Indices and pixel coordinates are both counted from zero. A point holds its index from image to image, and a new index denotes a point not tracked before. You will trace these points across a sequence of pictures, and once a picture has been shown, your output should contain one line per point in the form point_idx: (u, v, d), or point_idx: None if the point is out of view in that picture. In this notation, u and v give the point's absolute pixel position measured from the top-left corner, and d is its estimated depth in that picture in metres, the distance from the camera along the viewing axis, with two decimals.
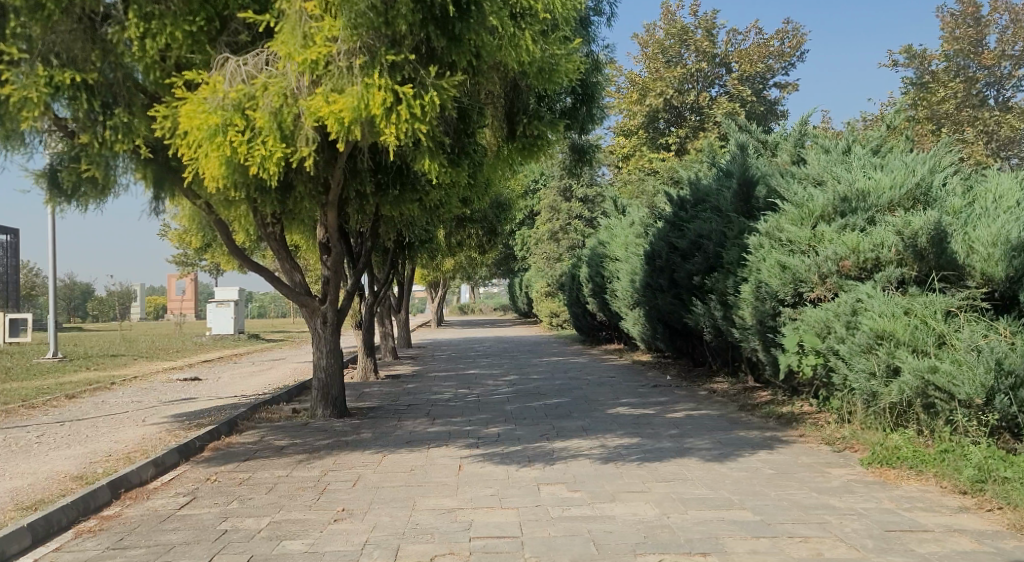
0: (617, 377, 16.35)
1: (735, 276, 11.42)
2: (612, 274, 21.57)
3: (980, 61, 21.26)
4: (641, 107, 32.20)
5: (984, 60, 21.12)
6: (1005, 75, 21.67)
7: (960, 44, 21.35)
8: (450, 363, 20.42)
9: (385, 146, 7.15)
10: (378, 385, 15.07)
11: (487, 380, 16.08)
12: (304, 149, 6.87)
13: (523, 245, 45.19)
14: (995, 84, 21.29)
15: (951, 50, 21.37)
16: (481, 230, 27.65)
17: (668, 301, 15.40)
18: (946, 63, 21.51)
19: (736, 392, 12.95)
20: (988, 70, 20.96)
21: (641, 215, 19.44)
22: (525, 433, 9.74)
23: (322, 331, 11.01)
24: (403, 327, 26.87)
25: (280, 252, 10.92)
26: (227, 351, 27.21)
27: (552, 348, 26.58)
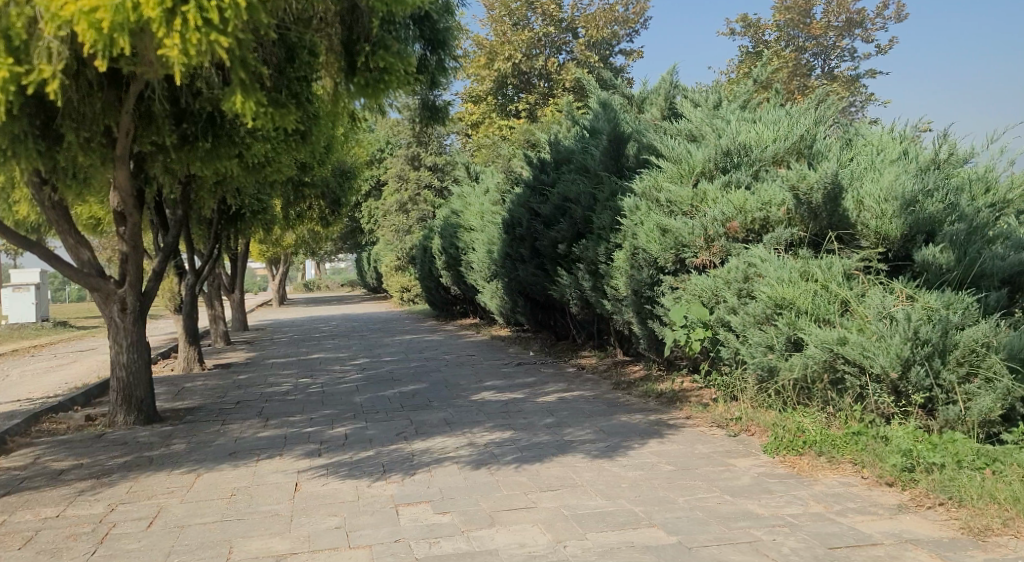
0: (477, 355, 15.11)
1: (607, 242, 10.38)
2: (467, 245, 20.28)
3: (809, 32, 22.17)
4: (489, 72, 30.90)
5: (812, 31, 22.05)
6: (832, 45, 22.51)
7: (790, 15, 22.10)
8: (291, 347, 18.48)
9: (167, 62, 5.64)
10: (204, 378, 13.07)
11: (333, 366, 14.40)
12: (44, 64, 5.48)
13: (369, 218, 43.09)
14: (821, 55, 22.52)
15: (781, 20, 22.20)
16: (323, 201, 25.54)
17: (530, 272, 14.27)
18: (777, 34, 22.40)
19: (607, 367, 12.02)
20: (817, 42, 22.23)
21: (497, 181, 18.20)
22: (378, 433, 8.28)
23: (121, 320, 9.04)
24: (238, 309, 24.47)
25: (62, 224, 8.88)
26: (29, 342, 23.76)
27: (404, 324, 25.07)
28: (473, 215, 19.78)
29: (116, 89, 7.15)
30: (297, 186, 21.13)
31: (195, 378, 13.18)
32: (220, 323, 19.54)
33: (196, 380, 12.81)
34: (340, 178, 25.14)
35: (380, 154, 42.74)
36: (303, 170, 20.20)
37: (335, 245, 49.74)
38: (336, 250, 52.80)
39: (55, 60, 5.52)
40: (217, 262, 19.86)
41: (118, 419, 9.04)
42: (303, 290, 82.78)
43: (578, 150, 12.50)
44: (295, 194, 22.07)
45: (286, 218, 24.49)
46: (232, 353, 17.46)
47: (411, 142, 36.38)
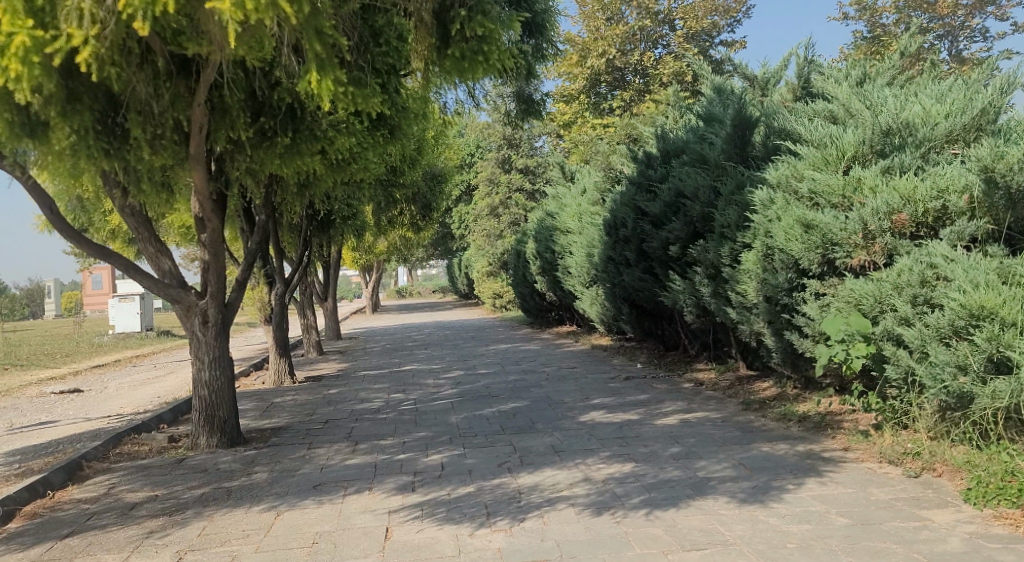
0: (579, 368, 14.01)
1: (734, 242, 9.12)
2: (564, 249, 19.24)
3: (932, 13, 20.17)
4: (582, 70, 29.73)
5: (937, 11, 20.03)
6: (959, 26, 20.49)
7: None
8: (383, 357, 17.80)
9: (226, 23, 5.02)
10: (294, 392, 12.42)
11: (426, 379, 13.56)
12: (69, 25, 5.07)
13: (460, 224, 42.52)
14: (948, 35, 20.51)
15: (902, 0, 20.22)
16: (414, 206, 24.93)
17: (638, 277, 13.10)
18: (897, 15, 20.45)
19: (729, 384, 10.74)
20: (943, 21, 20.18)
21: (596, 180, 17.08)
22: (479, 462, 7.30)
23: (202, 334, 8.32)
24: (331, 317, 24.11)
25: (140, 231, 8.21)
26: (130, 352, 23.94)
27: (498, 332, 24.19)
28: (570, 218, 18.71)
29: (186, 77, 6.44)
30: (387, 190, 20.55)
31: (285, 392, 12.56)
32: (312, 332, 19.07)
33: (286, 395, 12.17)
34: (431, 181, 24.49)
35: (471, 158, 42.13)
36: (393, 171, 19.57)
37: (426, 251, 49.48)
38: (427, 255, 52.58)
39: (85, 23, 5.07)
40: (308, 269, 19.42)
41: (200, 441, 8.32)
42: (395, 296, 83.43)
43: (692, 140, 11.28)
44: (385, 198, 21.50)
45: (377, 223, 23.97)
46: (323, 364, 16.91)
47: (502, 145, 35.53)
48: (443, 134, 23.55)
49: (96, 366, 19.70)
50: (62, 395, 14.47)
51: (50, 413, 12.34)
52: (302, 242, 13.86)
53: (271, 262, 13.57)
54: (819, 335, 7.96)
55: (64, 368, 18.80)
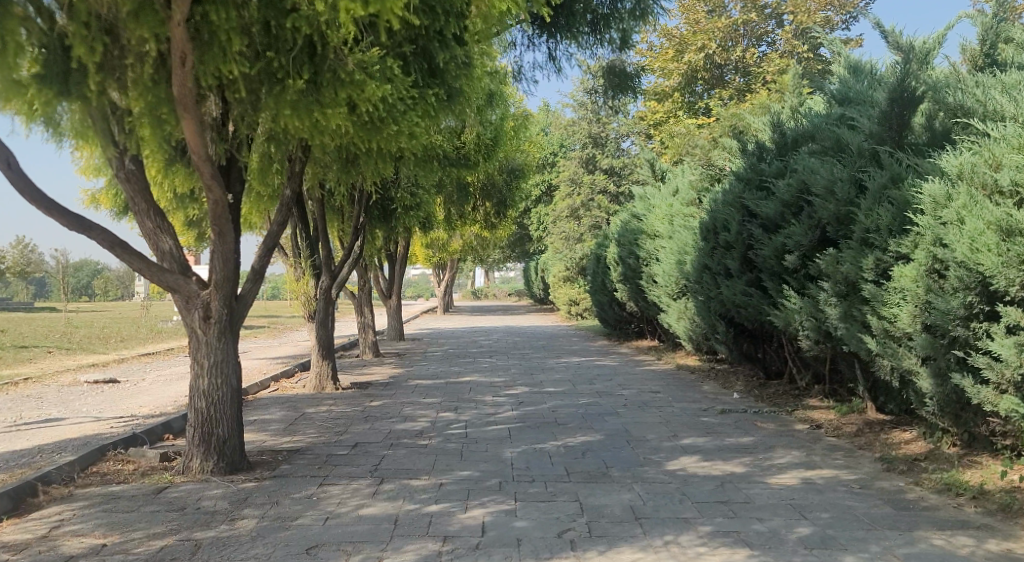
0: (664, 393, 11.99)
1: (884, 251, 7.05)
2: (650, 256, 17.28)
3: None
4: (677, 66, 27.55)
5: None
6: None
7: None
8: (443, 364, 16.15)
9: None
10: (331, 401, 10.82)
11: (485, 395, 11.79)
12: None
13: (538, 226, 40.72)
14: None
15: None
16: (489, 202, 23.29)
17: (741, 290, 11.06)
18: None
19: (857, 431, 8.60)
20: None
21: (691, 177, 15.09)
22: (534, 526, 5.45)
23: (202, 332, 6.71)
24: (394, 316, 22.75)
25: (135, 198, 6.62)
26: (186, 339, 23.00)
27: (571, 343, 22.29)
28: (659, 220, 16.72)
29: None
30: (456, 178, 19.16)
31: (323, 399, 10.97)
32: (368, 332, 17.62)
33: (321, 404, 10.56)
34: (507, 174, 22.91)
35: (552, 158, 40.34)
36: (461, 152, 18.19)
37: (503, 253, 47.91)
38: (503, 257, 51.00)
39: None
40: (366, 264, 18.05)
41: (191, 464, 6.67)
42: (470, 297, 82.31)
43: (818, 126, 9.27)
44: (454, 185, 20.04)
45: (447, 219, 22.43)
46: (377, 370, 15.35)
47: (587, 144, 33.65)
48: (531, 111, 23.75)
49: (144, 354, 18.63)
50: (91, 386, 13.26)
51: (66, 407, 11.06)
52: (354, 232, 12.31)
53: (320, 252, 12.07)
54: (1008, 384, 5.85)
55: (110, 354, 17.78)
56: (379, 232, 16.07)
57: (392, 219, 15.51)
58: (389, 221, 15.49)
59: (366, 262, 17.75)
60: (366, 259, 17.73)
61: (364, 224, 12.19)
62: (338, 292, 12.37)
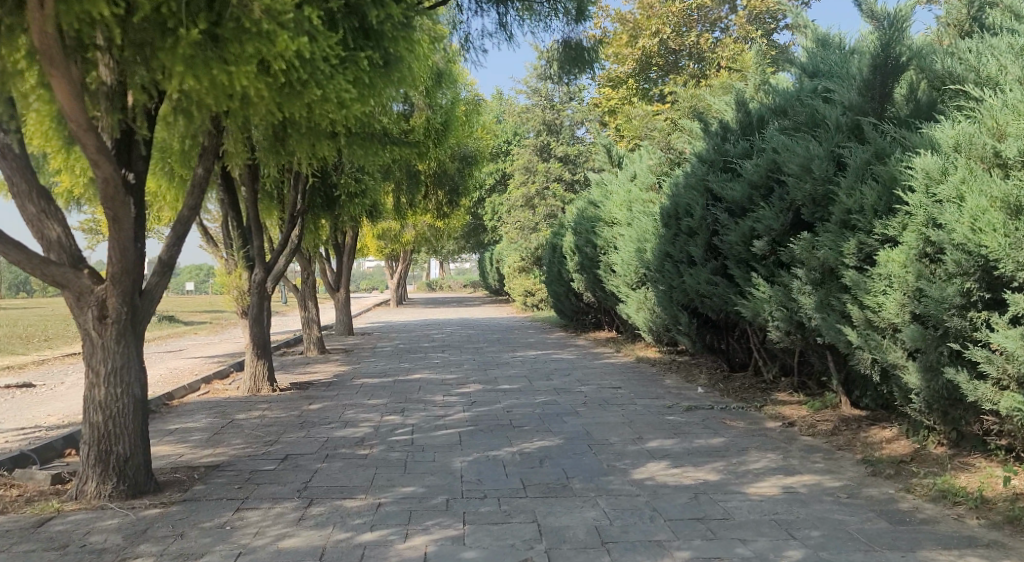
0: (626, 388, 11.31)
1: (867, 234, 6.43)
2: (608, 245, 16.61)
3: None
4: (632, 51, 26.88)
5: None
6: None
7: None
8: (392, 361, 15.27)
9: None
10: (266, 404, 9.90)
11: (435, 394, 10.97)
12: None
13: (493, 215, 39.89)
14: None
15: None
16: (441, 191, 22.39)
17: (706, 279, 10.43)
18: None
19: (833, 428, 8.00)
20: None
21: (651, 162, 14.46)
22: (484, 557, 4.68)
23: (96, 334, 5.79)
24: (343, 309, 21.82)
25: (14, 177, 5.70)
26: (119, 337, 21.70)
27: (527, 335, 21.55)
28: (616, 207, 16.05)
29: None
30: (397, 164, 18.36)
31: (257, 403, 10.04)
32: (313, 328, 16.63)
33: (254, 409, 9.63)
34: (458, 164, 22.02)
35: (505, 146, 39.53)
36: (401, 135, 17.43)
37: (457, 243, 46.99)
38: (457, 247, 50.06)
39: None
40: (311, 256, 17.08)
41: (87, 487, 5.76)
42: (424, 289, 81.18)
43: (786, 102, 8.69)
44: (400, 170, 19.17)
45: (396, 208, 21.48)
46: (320, 368, 14.41)
47: (541, 131, 32.89)
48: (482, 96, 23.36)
49: (70, 354, 17.37)
50: (3, 390, 12.10)
51: None
52: (291, 221, 11.33)
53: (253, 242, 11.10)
54: (1010, 380, 5.26)
55: (32, 355, 16.50)
56: (324, 222, 15.19)
57: (333, 206, 14.64)
58: (328, 209, 14.64)
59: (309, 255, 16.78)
60: (309, 251, 16.77)
61: (300, 212, 11.31)
62: (274, 286, 11.43)
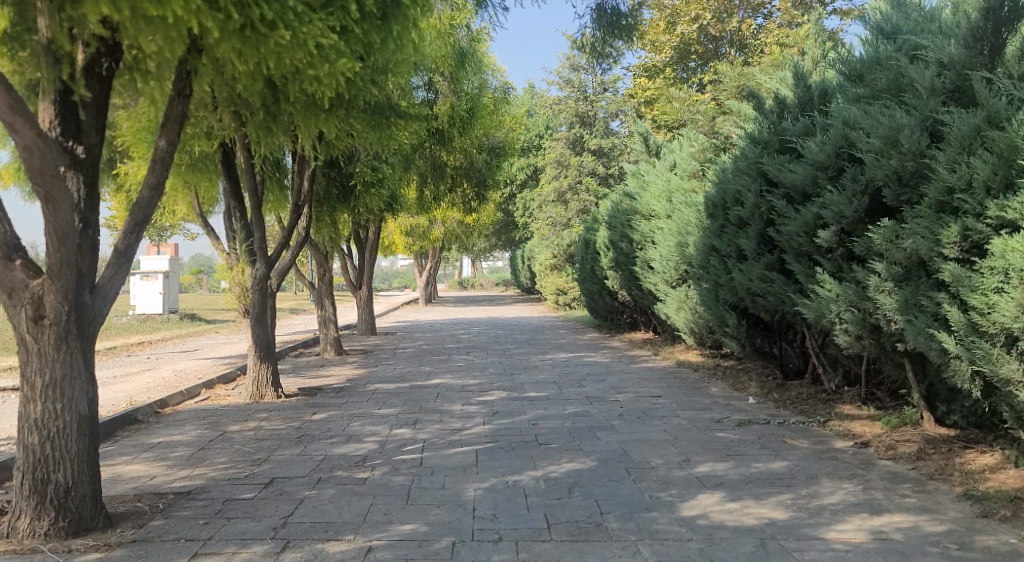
0: (667, 397, 10.13)
1: (978, 217, 5.24)
2: (645, 239, 15.45)
3: None
4: (669, 39, 25.49)
5: None
6: None
7: None
8: (413, 364, 14.24)
9: None
10: (265, 414, 8.90)
11: (454, 403, 9.90)
12: None
13: (524, 211, 38.76)
14: None
15: None
16: (468, 184, 21.35)
17: (760, 276, 9.22)
18: None
19: (918, 451, 6.76)
20: None
21: (692, 148, 13.30)
22: None
23: (32, 341, 4.78)
24: (366, 307, 20.93)
25: None
26: (136, 335, 21.00)
27: (559, 336, 20.40)
28: (654, 199, 14.91)
29: None
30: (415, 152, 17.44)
31: (255, 413, 9.04)
32: (330, 328, 15.64)
33: (251, 419, 8.63)
34: (486, 157, 20.98)
35: (537, 140, 38.41)
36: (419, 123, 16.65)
37: (488, 240, 45.91)
38: (489, 244, 49.01)
39: None
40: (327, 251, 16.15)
41: (19, 524, 4.77)
42: (456, 287, 80.36)
43: (856, 69, 7.54)
44: (422, 159, 18.20)
45: (420, 201, 20.51)
46: (335, 371, 13.41)
47: (574, 124, 31.69)
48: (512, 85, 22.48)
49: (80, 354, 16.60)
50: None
51: None
52: (296, 212, 10.31)
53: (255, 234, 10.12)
54: None
55: None
56: (340, 216, 14.29)
57: (347, 197, 13.75)
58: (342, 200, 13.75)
59: (324, 250, 15.84)
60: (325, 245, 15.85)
61: (304, 200, 10.36)
62: (279, 283, 10.44)
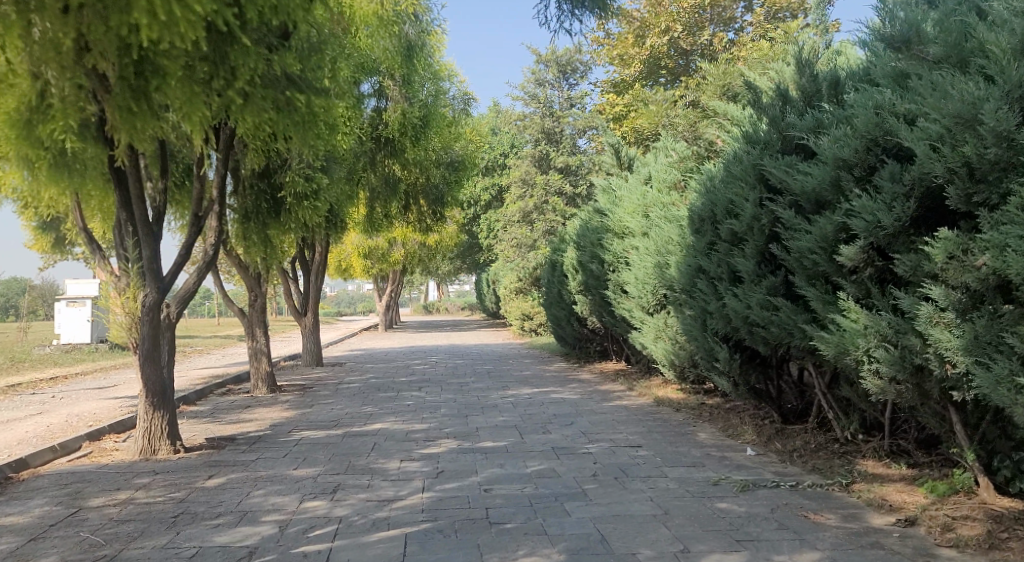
0: (648, 448, 8.43)
1: None
2: (618, 260, 13.90)
3: None
4: (639, 52, 24.02)
5: None
6: None
7: None
8: (354, 403, 12.44)
9: None
10: (146, 480, 7.05)
11: (390, 458, 8.12)
12: None
13: (489, 233, 37.16)
14: None
15: None
16: (424, 201, 19.64)
17: (760, 303, 7.59)
18: None
19: (986, 534, 5.14)
20: None
21: (671, 158, 11.88)
22: None
23: None
24: (311, 336, 19.18)
25: None
26: (55, 370, 18.92)
27: (523, 366, 18.66)
28: (626, 217, 13.42)
29: None
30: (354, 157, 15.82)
31: (134, 479, 7.20)
32: (261, 361, 13.83)
33: (122, 490, 6.79)
34: (446, 173, 19.29)
35: (501, 159, 37.08)
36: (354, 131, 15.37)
37: (452, 263, 44.25)
38: (453, 267, 47.28)
39: None
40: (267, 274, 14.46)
41: None
42: (422, 311, 78.30)
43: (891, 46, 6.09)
44: (372, 172, 17.03)
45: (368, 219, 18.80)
46: (260, 414, 11.52)
47: (540, 140, 30.33)
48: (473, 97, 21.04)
49: None
50: None
51: None
52: (195, 227, 8.35)
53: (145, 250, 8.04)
54: None
55: None
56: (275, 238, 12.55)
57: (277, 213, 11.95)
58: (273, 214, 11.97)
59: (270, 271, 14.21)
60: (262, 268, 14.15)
61: (206, 211, 8.51)
62: (179, 311, 8.62)
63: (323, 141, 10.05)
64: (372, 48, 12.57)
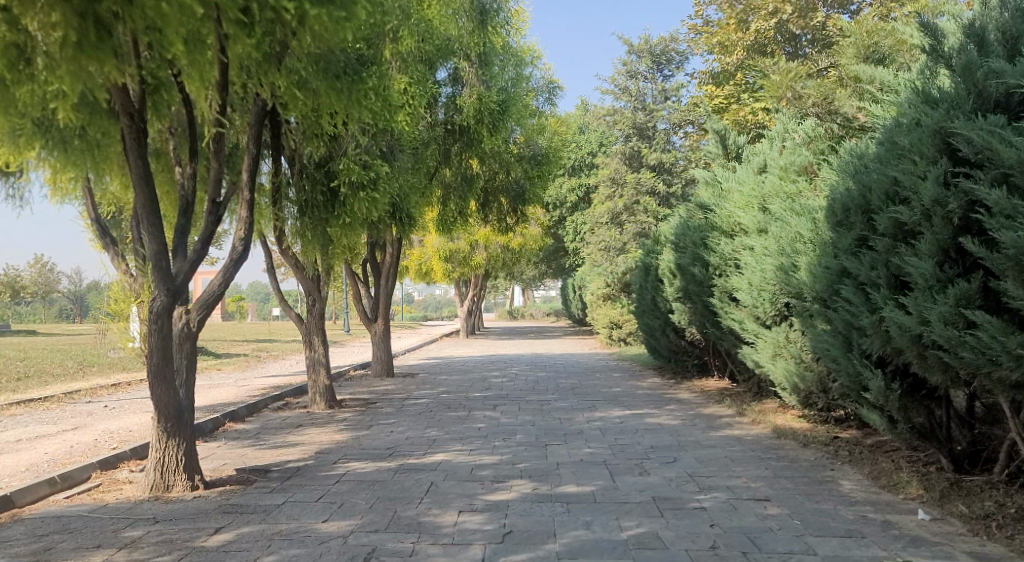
0: (780, 505, 6.48)
1: None
2: (727, 263, 11.91)
3: None
4: (742, 37, 21.19)
5: None
6: None
7: None
8: (418, 425, 10.86)
9: None
10: (137, 536, 5.60)
11: (449, 507, 6.45)
12: None
13: (575, 236, 35.32)
14: None
15: None
16: (505, 199, 18.02)
17: (947, 316, 5.58)
18: None
19: None
20: None
21: (795, 139, 9.95)
22: None
23: None
24: (382, 345, 17.91)
25: None
26: (121, 376, 18.19)
27: (612, 382, 16.75)
28: (739, 214, 11.45)
29: None
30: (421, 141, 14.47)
31: (125, 532, 5.74)
32: (320, 374, 12.49)
33: (102, 550, 5.33)
34: (529, 168, 17.60)
35: (589, 158, 35.31)
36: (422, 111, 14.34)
37: (537, 267, 42.69)
38: (538, 273, 45.65)
39: None
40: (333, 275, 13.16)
41: None
42: (507, 317, 76.96)
43: None
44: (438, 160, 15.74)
45: (442, 217, 17.38)
46: (310, 435, 10.06)
47: (631, 136, 28.40)
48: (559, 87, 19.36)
49: (28, 401, 13.74)
50: None
51: None
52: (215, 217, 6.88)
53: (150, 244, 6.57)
54: None
55: None
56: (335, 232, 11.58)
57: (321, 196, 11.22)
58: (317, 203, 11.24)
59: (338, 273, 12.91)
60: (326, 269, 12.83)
61: (227, 196, 7.02)
62: (199, 317, 7.19)
63: (372, 109, 8.37)
64: (436, 16, 11.21)
